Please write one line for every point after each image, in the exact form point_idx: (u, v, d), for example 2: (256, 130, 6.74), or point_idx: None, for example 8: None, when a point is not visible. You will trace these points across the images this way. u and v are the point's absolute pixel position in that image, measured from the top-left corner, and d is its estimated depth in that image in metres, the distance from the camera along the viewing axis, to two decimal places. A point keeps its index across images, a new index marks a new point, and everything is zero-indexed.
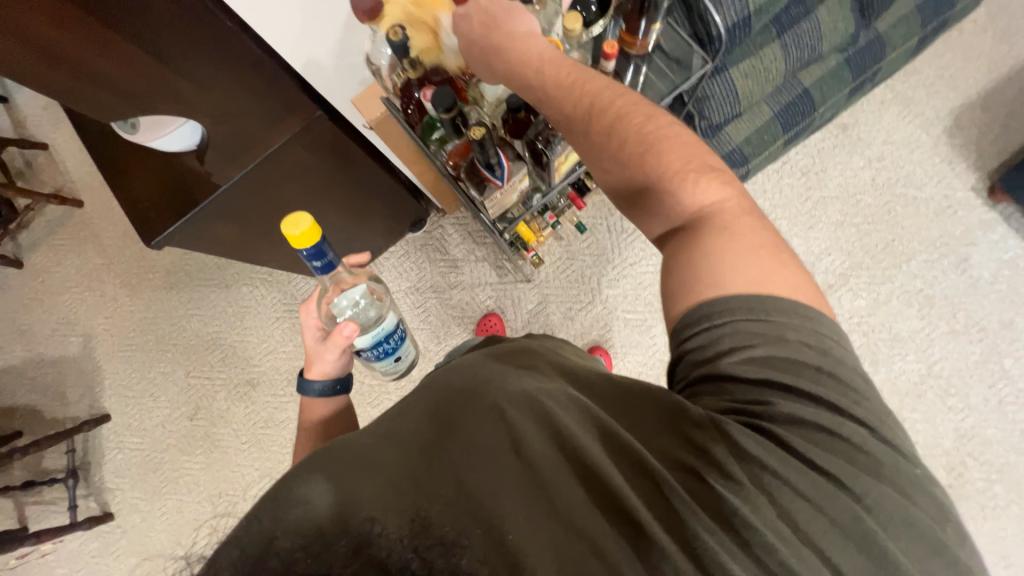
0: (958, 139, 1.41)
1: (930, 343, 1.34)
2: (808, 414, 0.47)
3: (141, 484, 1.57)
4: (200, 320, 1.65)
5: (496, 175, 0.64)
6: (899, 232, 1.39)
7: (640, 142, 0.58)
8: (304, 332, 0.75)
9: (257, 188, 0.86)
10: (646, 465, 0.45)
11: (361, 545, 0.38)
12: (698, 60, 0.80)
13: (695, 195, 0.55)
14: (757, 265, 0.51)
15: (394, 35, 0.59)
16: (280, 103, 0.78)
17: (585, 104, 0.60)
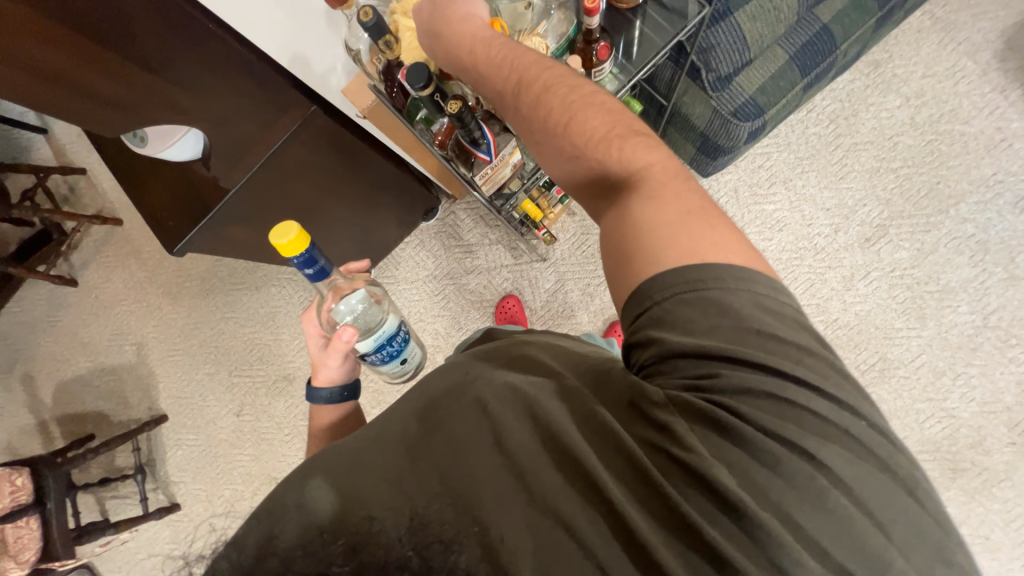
0: (1011, 63, 1.26)
1: (985, 292, 1.23)
2: (759, 380, 0.44)
3: (201, 476, 1.70)
4: (237, 322, 1.74)
5: (481, 147, 0.63)
6: (944, 173, 1.27)
7: (573, 118, 0.55)
8: (308, 340, 0.78)
9: (264, 191, 0.89)
10: (637, 450, 0.44)
11: (359, 544, 0.39)
12: (695, 6, 0.75)
13: (630, 165, 0.52)
14: (690, 229, 0.48)
15: (365, 15, 0.57)
16: (271, 100, 0.82)
17: (521, 84, 0.58)
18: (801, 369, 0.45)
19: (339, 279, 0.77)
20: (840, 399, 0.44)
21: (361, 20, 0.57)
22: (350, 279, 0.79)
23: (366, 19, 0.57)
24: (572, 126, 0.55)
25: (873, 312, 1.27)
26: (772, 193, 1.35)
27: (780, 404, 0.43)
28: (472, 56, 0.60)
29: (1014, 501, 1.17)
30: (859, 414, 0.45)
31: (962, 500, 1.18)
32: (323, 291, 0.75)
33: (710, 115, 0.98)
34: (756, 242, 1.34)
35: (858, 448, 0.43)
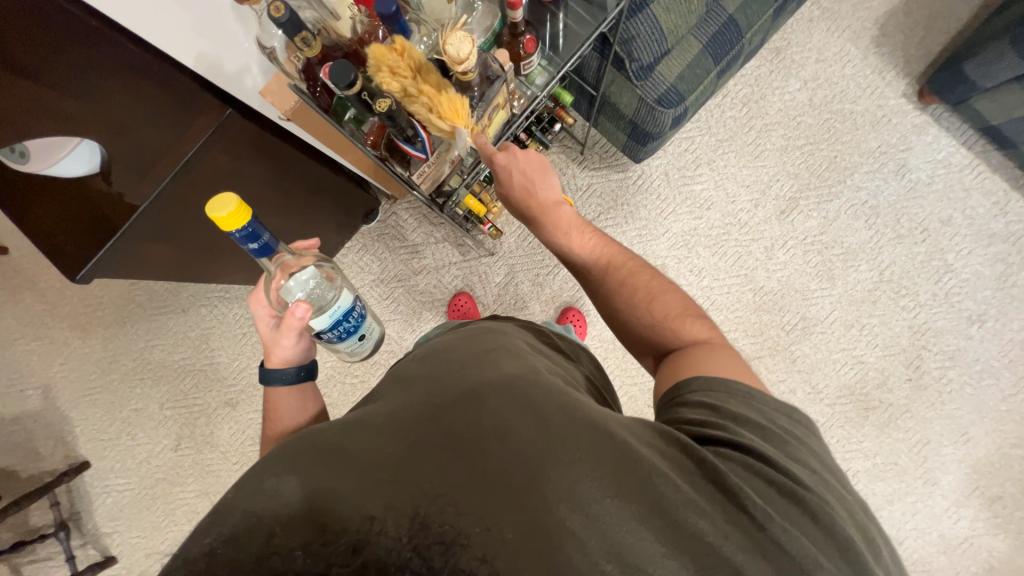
0: (885, 47, 1.42)
1: (879, 251, 1.40)
2: (757, 419, 0.54)
3: (138, 522, 1.55)
4: (164, 349, 1.59)
5: (416, 146, 0.63)
6: (840, 147, 1.42)
7: (644, 293, 0.74)
8: (258, 323, 0.73)
9: (182, 205, 0.81)
10: (625, 439, 0.49)
11: (360, 542, 0.40)
12: None
13: (685, 331, 0.68)
14: (740, 370, 0.61)
15: (277, 11, 0.52)
16: (181, 107, 0.75)
17: (600, 259, 0.80)
18: (784, 410, 0.56)
19: (287, 255, 0.73)
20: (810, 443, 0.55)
21: (273, 16, 0.52)
22: (298, 256, 0.75)
23: (278, 15, 0.52)
24: (640, 294, 0.74)
25: (792, 277, 1.41)
26: (699, 174, 1.44)
27: (764, 430, 0.53)
28: (563, 233, 0.81)
29: (913, 429, 1.36)
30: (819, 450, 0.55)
31: (875, 434, 1.36)
32: (271, 268, 0.71)
33: (637, 103, 1.04)
34: (688, 222, 1.44)
35: (831, 476, 0.52)
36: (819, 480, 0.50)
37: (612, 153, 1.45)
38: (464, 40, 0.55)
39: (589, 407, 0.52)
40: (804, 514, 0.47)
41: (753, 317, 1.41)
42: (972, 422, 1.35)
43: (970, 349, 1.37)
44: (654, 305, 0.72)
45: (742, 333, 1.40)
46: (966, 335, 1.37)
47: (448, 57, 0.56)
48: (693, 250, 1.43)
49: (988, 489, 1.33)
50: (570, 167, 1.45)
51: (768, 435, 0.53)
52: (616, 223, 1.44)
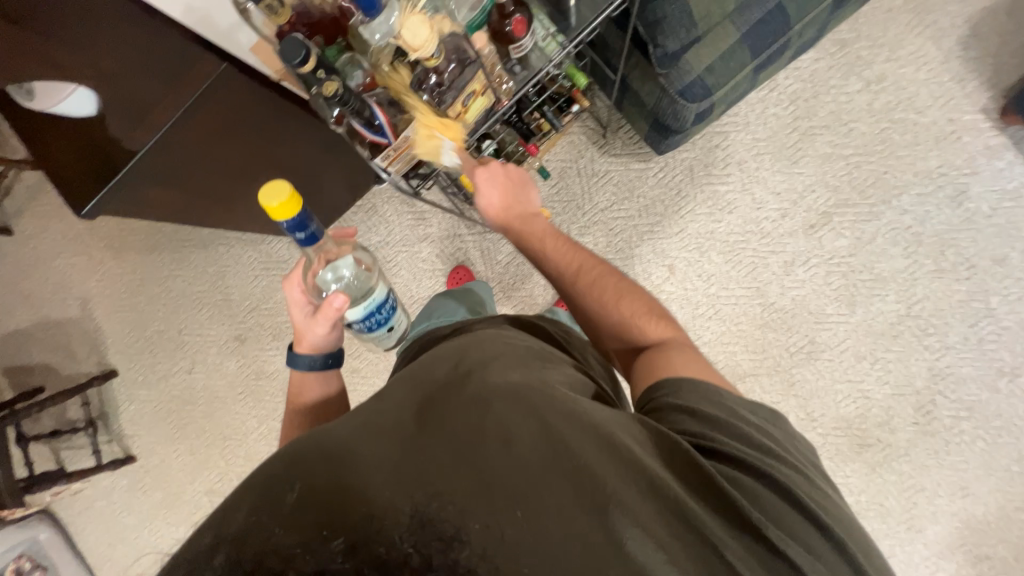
0: (973, 51, 1.22)
1: (913, 283, 1.28)
2: (740, 425, 0.53)
3: (155, 430, 1.72)
4: (184, 280, 1.69)
5: (376, 130, 0.61)
6: (893, 163, 1.27)
7: (611, 291, 0.73)
8: (292, 307, 0.76)
9: (179, 152, 0.83)
10: (628, 447, 0.48)
11: (361, 541, 0.42)
12: None
13: (650, 329, 0.68)
14: (696, 364, 0.61)
15: None
16: (180, 61, 0.77)
17: (572, 264, 0.78)
18: (761, 410, 0.56)
19: (328, 244, 0.75)
20: (787, 440, 0.55)
21: None
22: (337, 244, 0.77)
23: None
24: (614, 296, 0.72)
25: (808, 298, 1.32)
26: (726, 174, 1.34)
27: (748, 437, 0.52)
28: (538, 241, 0.82)
29: (908, 473, 1.29)
30: (793, 441, 0.56)
31: (864, 472, 1.30)
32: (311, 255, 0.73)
33: (659, 94, 0.96)
34: (705, 224, 1.35)
35: (805, 468, 0.53)
36: (806, 482, 0.51)
37: (636, 140, 1.36)
38: (421, 27, 0.54)
39: (593, 415, 0.51)
40: (805, 525, 0.47)
41: (756, 332, 1.34)
42: (975, 477, 1.26)
43: (991, 402, 1.26)
44: (622, 304, 0.71)
45: (740, 347, 1.34)
46: (991, 387, 1.26)
47: (405, 42, 0.55)
48: (705, 254, 1.35)
49: (976, 546, 1.26)
50: (590, 150, 1.38)
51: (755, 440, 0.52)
52: (629, 216, 1.37)
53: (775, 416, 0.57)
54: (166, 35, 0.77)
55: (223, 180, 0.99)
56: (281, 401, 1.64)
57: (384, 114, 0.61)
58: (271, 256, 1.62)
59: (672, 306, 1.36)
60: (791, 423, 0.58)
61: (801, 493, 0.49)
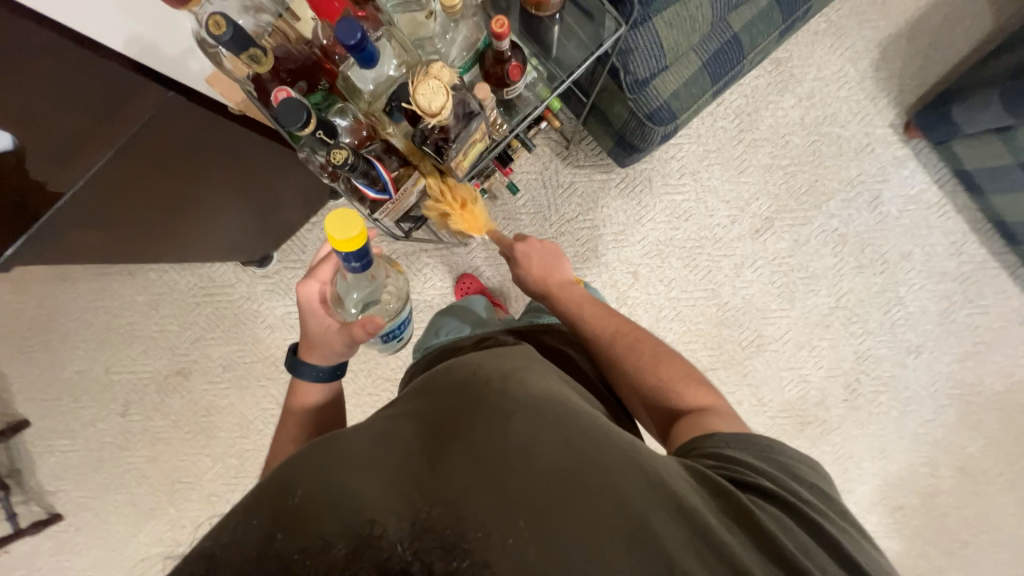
0: (883, 72, 1.38)
1: (840, 278, 1.45)
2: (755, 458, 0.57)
3: (85, 483, 1.52)
4: (107, 312, 1.49)
5: (377, 187, 0.57)
6: (822, 172, 1.42)
7: (650, 355, 0.76)
8: (317, 316, 0.74)
9: (113, 188, 0.72)
10: (645, 466, 0.50)
11: (361, 547, 0.38)
12: (611, 21, 0.71)
13: (689, 393, 0.70)
14: (736, 425, 0.63)
15: (217, 27, 0.45)
16: (111, 90, 0.67)
17: (610, 328, 0.82)
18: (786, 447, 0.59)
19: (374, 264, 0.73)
20: (811, 481, 0.57)
21: (213, 33, 0.45)
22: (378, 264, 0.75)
23: (222, 32, 0.45)
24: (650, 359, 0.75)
25: (756, 296, 1.45)
26: (681, 183, 1.42)
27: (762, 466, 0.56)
28: (575, 303, 0.88)
29: (841, 444, 1.47)
30: (822, 486, 0.58)
31: (806, 447, 1.47)
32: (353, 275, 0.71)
33: (628, 115, 0.99)
34: (665, 231, 1.43)
35: (831, 509, 0.55)
36: (830, 519, 0.53)
37: (598, 152, 1.40)
38: (436, 92, 0.53)
39: (611, 434, 0.53)
40: (823, 553, 0.49)
41: (713, 330, 1.45)
42: (891, 442, 1.48)
43: (902, 377, 1.48)
44: (661, 368, 0.74)
45: (700, 345, 1.45)
46: (901, 364, 1.47)
47: (419, 108, 0.53)
48: (666, 260, 1.43)
49: (893, 499, 1.48)
50: (555, 163, 1.39)
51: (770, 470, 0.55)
52: (594, 226, 1.42)
53: (810, 464, 0.60)
54: (84, 59, 0.66)
55: (165, 209, 0.88)
56: (238, 437, 1.52)
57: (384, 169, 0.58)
58: (214, 279, 1.47)
59: (638, 310, 1.43)
60: (826, 474, 0.60)
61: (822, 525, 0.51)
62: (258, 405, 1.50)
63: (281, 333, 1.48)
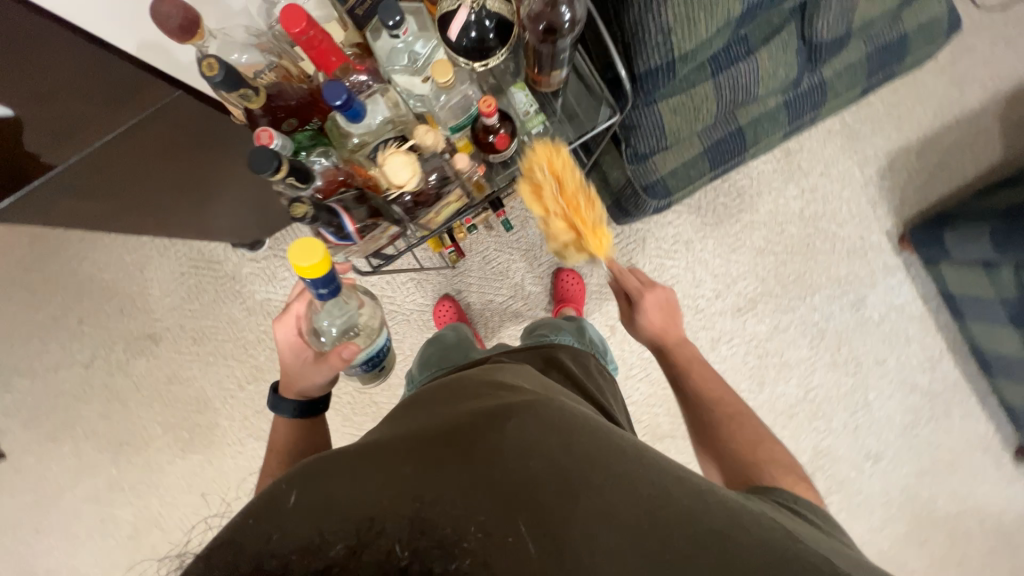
0: (887, 181, 1.40)
1: (812, 372, 1.46)
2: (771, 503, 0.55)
3: (33, 426, 1.52)
4: (91, 264, 1.50)
5: (341, 235, 0.54)
6: (812, 265, 1.44)
7: (749, 431, 0.78)
8: (290, 348, 0.76)
9: (109, 166, 0.74)
10: (662, 474, 0.46)
11: (359, 546, 0.39)
12: (607, 110, 0.76)
13: (776, 467, 0.71)
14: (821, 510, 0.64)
15: (210, 70, 0.46)
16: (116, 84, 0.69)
17: (723, 398, 0.83)
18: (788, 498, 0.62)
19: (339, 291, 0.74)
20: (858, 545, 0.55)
21: (206, 74, 0.46)
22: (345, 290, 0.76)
23: (213, 75, 0.46)
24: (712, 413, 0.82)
25: (726, 373, 1.46)
26: (674, 250, 1.44)
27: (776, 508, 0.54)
28: (688, 364, 0.89)
29: None
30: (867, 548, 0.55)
31: None
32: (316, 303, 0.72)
33: (624, 182, 1.00)
34: None
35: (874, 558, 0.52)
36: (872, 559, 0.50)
37: None
38: (404, 167, 0.53)
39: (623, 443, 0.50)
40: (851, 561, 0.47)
41: None
42: None
43: (857, 481, 1.47)
44: (761, 447, 0.75)
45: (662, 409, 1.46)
46: (858, 468, 1.47)
47: (383, 174, 0.53)
48: None
49: None
50: None
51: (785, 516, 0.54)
52: (581, 273, 1.43)
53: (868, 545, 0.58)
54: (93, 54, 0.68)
55: (156, 190, 0.89)
56: (194, 410, 1.52)
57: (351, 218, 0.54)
58: (203, 253, 1.48)
59: None
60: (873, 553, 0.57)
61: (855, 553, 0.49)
62: (220, 383, 1.51)
63: (257, 318, 1.49)
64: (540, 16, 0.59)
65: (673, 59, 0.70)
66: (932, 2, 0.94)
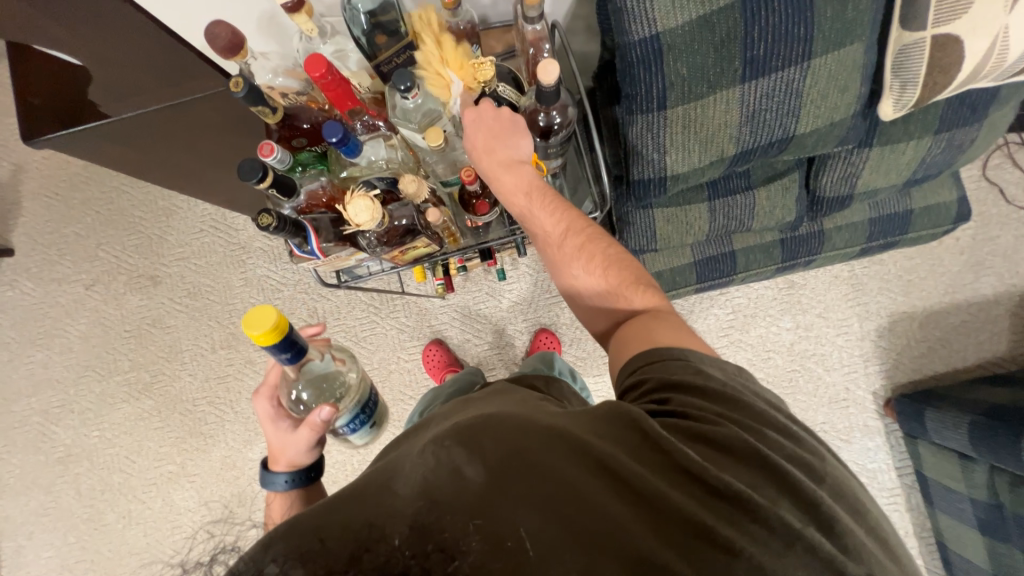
0: (884, 341, 1.39)
1: None
2: (789, 444, 0.49)
3: (19, 327, 1.60)
4: (127, 199, 1.61)
5: (304, 249, 0.57)
6: (790, 401, 1.40)
7: (603, 257, 0.68)
8: (270, 425, 0.75)
9: (153, 125, 0.81)
10: (641, 478, 0.45)
11: (361, 551, 0.40)
12: (591, 204, 0.83)
13: (638, 296, 0.66)
14: (671, 335, 0.60)
15: (236, 86, 0.52)
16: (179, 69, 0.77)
17: (562, 227, 0.69)
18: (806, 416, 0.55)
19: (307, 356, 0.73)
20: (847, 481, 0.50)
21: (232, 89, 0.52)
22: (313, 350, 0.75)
23: (236, 91, 0.52)
24: (673, 322, 0.63)
25: None
26: None
27: (792, 456, 0.48)
28: (535, 205, 0.68)
29: None
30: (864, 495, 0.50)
31: None
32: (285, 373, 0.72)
33: None
34: None
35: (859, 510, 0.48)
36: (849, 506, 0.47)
37: None
38: (365, 210, 0.53)
39: (625, 444, 0.47)
40: (838, 530, 0.44)
41: None
42: None
43: None
44: (618, 274, 0.67)
45: None
46: None
47: (346, 213, 0.54)
48: None
49: None
50: None
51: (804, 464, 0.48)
52: (561, 340, 1.45)
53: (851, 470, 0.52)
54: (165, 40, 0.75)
55: (189, 155, 0.97)
56: (164, 358, 1.57)
57: (319, 237, 0.58)
58: (225, 218, 1.58)
59: None
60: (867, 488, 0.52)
61: (834, 513, 0.45)
62: (196, 339, 1.56)
63: (250, 290, 1.56)
64: (535, 115, 0.68)
65: (664, 174, 0.77)
66: (942, 188, 0.98)
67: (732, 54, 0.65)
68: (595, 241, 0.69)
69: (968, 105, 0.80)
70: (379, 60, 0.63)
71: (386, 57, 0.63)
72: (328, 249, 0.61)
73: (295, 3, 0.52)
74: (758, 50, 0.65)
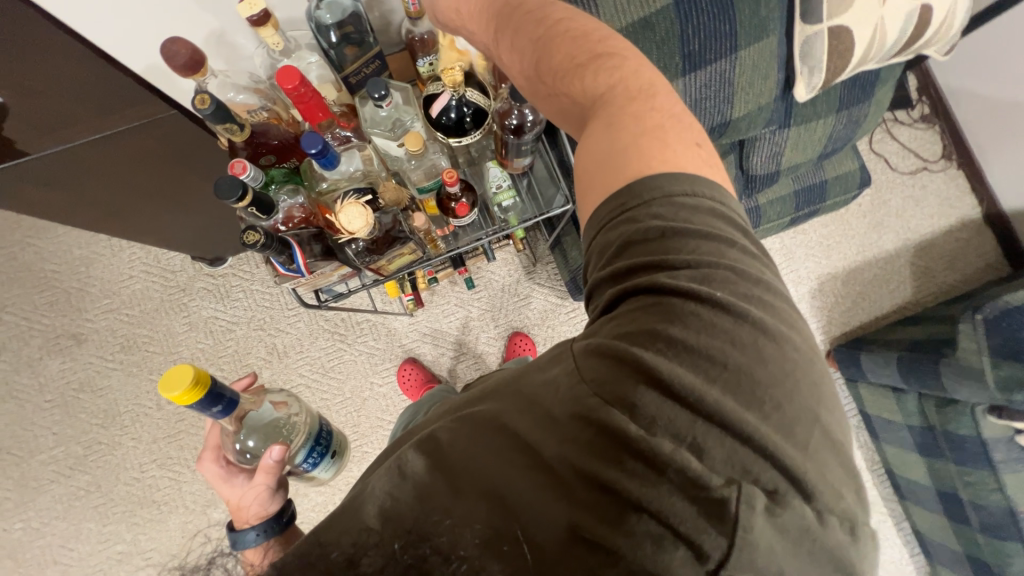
0: (817, 301, 1.56)
1: None
2: (741, 355, 0.44)
3: None
4: (35, 252, 1.43)
5: (290, 267, 0.58)
6: None
7: (572, 48, 0.56)
8: (224, 485, 0.64)
9: (81, 163, 0.76)
10: (596, 453, 0.42)
11: (356, 557, 0.40)
12: (560, 199, 0.85)
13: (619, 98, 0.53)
14: (654, 150, 0.49)
15: (203, 102, 0.54)
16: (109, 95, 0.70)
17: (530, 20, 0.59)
18: (774, 301, 0.47)
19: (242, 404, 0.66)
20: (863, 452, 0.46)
21: (198, 105, 0.54)
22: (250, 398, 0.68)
23: (204, 107, 0.54)
24: (644, 135, 0.50)
25: None
26: None
27: (723, 357, 0.44)
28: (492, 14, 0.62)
29: None
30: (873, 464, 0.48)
31: None
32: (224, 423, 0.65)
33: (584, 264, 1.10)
34: None
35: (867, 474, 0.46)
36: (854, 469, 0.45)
37: (559, 279, 1.49)
38: (359, 216, 0.57)
39: (567, 403, 0.44)
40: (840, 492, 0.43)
41: None
42: None
43: None
44: (589, 66, 0.55)
45: None
46: None
47: (339, 222, 0.57)
48: None
49: None
50: (518, 274, 1.48)
51: (737, 377, 0.43)
52: (534, 341, 1.47)
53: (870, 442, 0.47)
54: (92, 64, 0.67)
55: (130, 197, 0.92)
56: (99, 425, 1.39)
57: (303, 253, 0.59)
58: (159, 260, 1.44)
59: None
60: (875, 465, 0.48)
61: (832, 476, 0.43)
62: (136, 398, 1.40)
63: (197, 335, 1.43)
64: (508, 115, 0.71)
65: None
66: (847, 159, 1.13)
67: (672, 50, 0.73)
68: (567, 34, 0.57)
69: (860, 86, 0.94)
70: (347, 72, 0.72)
71: (353, 70, 0.72)
72: (313, 265, 0.61)
73: (262, 15, 0.57)
74: (693, 44, 0.74)
